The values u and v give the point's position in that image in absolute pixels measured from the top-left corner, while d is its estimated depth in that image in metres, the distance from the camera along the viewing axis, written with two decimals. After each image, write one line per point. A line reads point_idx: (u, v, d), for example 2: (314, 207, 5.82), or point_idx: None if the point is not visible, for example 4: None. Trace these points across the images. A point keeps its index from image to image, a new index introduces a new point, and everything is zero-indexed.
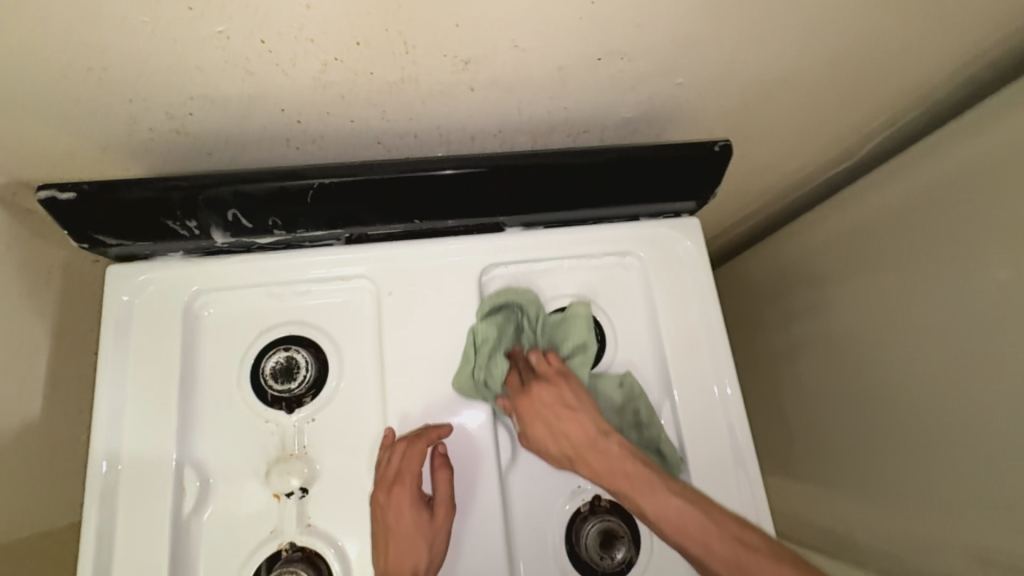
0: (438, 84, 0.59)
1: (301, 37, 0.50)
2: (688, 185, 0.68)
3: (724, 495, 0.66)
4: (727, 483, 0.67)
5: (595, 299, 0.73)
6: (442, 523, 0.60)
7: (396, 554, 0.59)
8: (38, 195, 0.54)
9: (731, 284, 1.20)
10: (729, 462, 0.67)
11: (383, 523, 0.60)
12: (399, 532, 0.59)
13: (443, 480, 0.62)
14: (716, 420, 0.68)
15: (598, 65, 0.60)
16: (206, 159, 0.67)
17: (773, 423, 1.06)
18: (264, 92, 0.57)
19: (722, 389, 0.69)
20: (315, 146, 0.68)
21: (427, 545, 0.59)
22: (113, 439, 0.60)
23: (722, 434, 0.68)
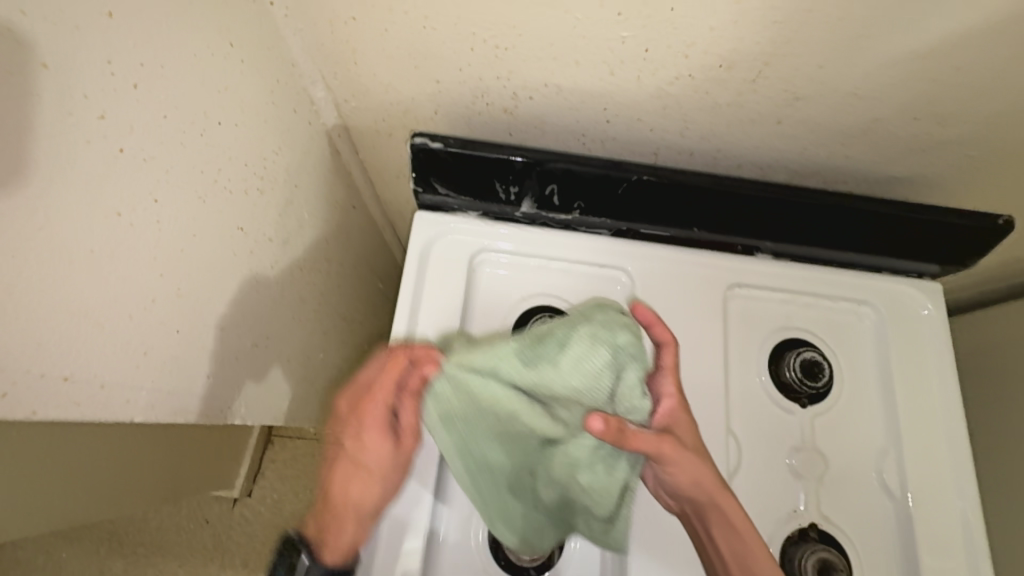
0: (756, 112, 0.66)
1: (685, 53, 0.58)
2: (952, 251, 0.72)
3: (944, 546, 0.68)
4: (948, 534, 0.68)
5: (826, 338, 0.76)
6: (379, 487, 0.55)
7: (355, 493, 0.54)
8: (415, 140, 0.66)
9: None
10: (953, 515, 0.69)
11: (344, 441, 0.55)
12: (352, 489, 0.54)
13: (377, 447, 0.54)
14: (940, 469, 0.70)
15: (910, 123, 0.65)
16: (508, 138, 0.77)
17: None
18: (607, 91, 0.65)
19: (947, 427, 0.72)
20: (602, 145, 0.76)
21: (349, 538, 0.55)
22: (400, 365, 0.67)
23: (945, 485, 0.70)
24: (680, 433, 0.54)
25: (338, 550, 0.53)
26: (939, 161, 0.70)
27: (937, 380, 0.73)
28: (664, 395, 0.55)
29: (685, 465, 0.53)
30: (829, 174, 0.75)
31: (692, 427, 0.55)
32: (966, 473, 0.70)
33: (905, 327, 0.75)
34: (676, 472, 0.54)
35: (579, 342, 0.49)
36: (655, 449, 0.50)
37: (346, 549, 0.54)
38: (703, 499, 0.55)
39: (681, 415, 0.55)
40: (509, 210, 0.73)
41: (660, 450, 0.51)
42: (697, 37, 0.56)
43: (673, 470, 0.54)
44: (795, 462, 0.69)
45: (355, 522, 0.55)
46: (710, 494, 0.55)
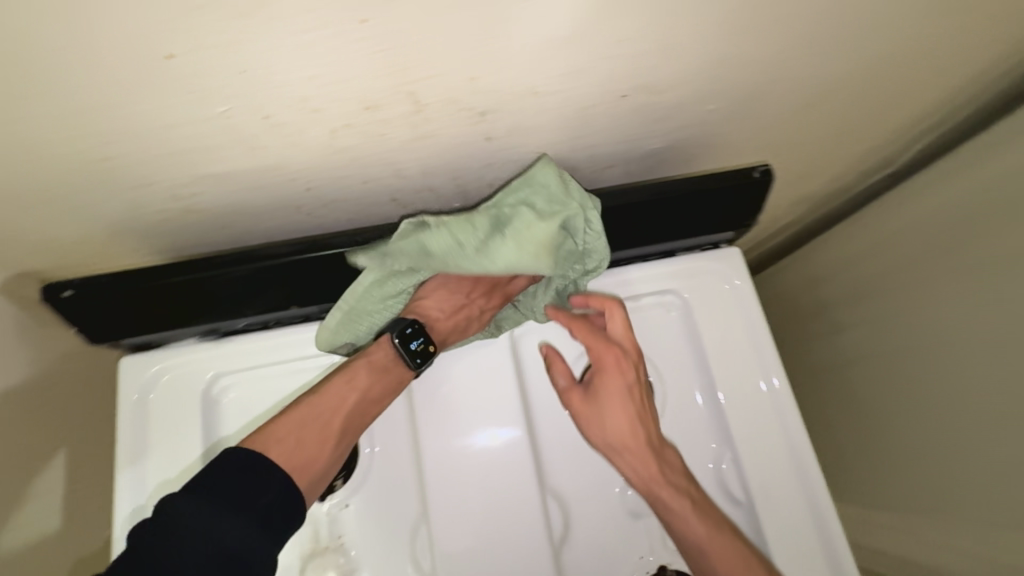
0: (454, 137, 0.55)
1: (309, 107, 0.46)
2: (726, 214, 0.65)
3: (795, 536, 0.60)
4: (796, 520, 0.61)
5: (636, 342, 0.67)
6: (471, 334, 0.64)
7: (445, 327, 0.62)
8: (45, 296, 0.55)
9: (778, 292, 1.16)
10: (797, 493, 0.62)
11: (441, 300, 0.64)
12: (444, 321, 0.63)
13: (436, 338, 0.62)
14: (776, 444, 0.63)
15: (623, 101, 0.55)
16: (220, 233, 0.64)
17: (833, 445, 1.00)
18: (271, 164, 0.54)
19: (769, 385, 0.64)
20: (327, 210, 0.65)
21: (358, 395, 0.58)
22: (139, 459, 0.58)
23: (783, 461, 0.63)
24: (632, 438, 0.59)
25: (368, 374, 0.59)
26: (686, 123, 0.62)
27: (760, 359, 0.65)
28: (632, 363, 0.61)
29: (593, 416, 0.60)
30: (586, 166, 0.67)
31: (620, 390, 0.60)
32: (801, 436, 0.63)
33: (715, 308, 0.67)
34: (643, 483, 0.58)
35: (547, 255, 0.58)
36: (598, 352, 0.61)
37: (381, 368, 0.60)
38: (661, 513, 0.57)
39: (614, 351, 0.61)
40: (231, 325, 0.61)
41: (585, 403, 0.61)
42: (305, 89, 0.44)
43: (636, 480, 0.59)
44: (631, 497, 0.61)
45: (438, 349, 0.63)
46: (719, 559, 0.54)
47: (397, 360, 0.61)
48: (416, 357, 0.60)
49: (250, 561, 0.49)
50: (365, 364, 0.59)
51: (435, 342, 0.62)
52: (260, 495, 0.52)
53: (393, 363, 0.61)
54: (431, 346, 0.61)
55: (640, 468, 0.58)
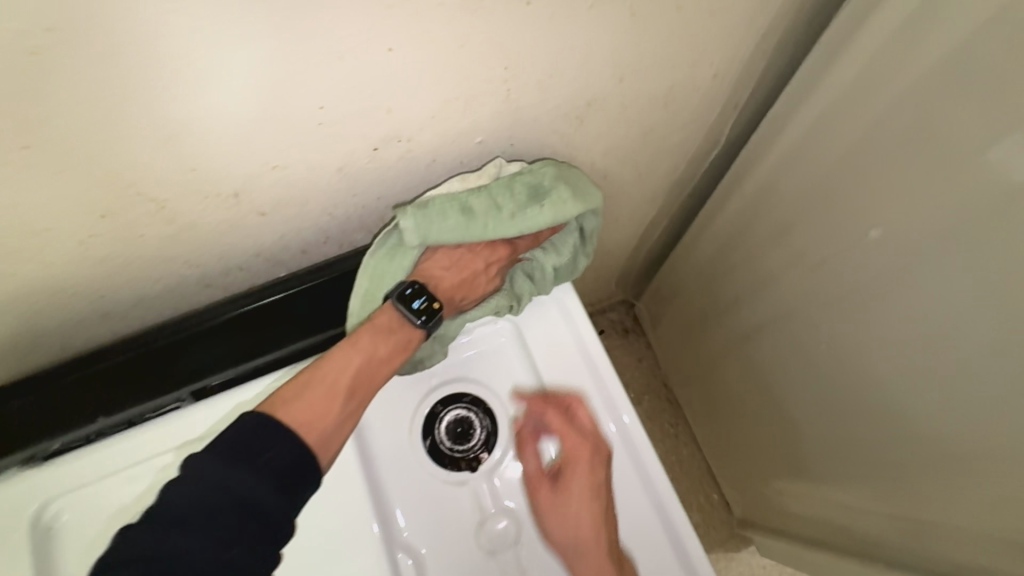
0: (223, 222, 0.56)
1: (35, 230, 0.47)
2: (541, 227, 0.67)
3: (651, 554, 0.61)
4: (651, 540, 0.61)
5: (474, 378, 0.67)
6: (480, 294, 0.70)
7: (452, 290, 0.69)
8: None
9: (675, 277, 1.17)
10: (649, 512, 0.62)
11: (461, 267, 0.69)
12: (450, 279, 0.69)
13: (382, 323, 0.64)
14: (623, 464, 0.63)
15: (377, 154, 0.56)
16: (32, 357, 0.64)
17: (765, 412, 1.02)
18: (40, 286, 0.54)
19: (618, 421, 0.64)
20: (138, 311, 0.64)
21: (365, 357, 0.62)
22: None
23: (633, 484, 0.62)
24: (592, 541, 0.59)
25: (352, 349, 0.62)
26: (468, 158, 0.64)
27: (596, 376, 0.65)
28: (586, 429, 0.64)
29: (556, 507, 0.61)
30: (392, 215, 0.68)
31: (586, 470, 0.62)
32: (649, 453, 0.63)
33: (546, 333, 0.67)
34: (591, 551, 0.59)
35: (563, 208, 0.63)
36: (575, 448, 0.62)
37: (385, 329, 0.63)
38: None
39: (553, 408, 0.64)
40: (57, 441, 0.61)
41: (552, 503, 0.61)
42: (15, 216, 0.44)
43: (576, 554, 0.59)
44: (487, 537, 0.61)
45: (451, 305, 0.69)
46: None
47: (400, 323, 0.64)
48: (421, 315, 0.64)
49: (264, 511, 0.53)
50: (361, 341, 0.62)
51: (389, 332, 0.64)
52: (272, 449, 0.55)
53: (399, 325, 0.64)
54: (435, 304, 0.65)
55: (593, 552, 0.59)
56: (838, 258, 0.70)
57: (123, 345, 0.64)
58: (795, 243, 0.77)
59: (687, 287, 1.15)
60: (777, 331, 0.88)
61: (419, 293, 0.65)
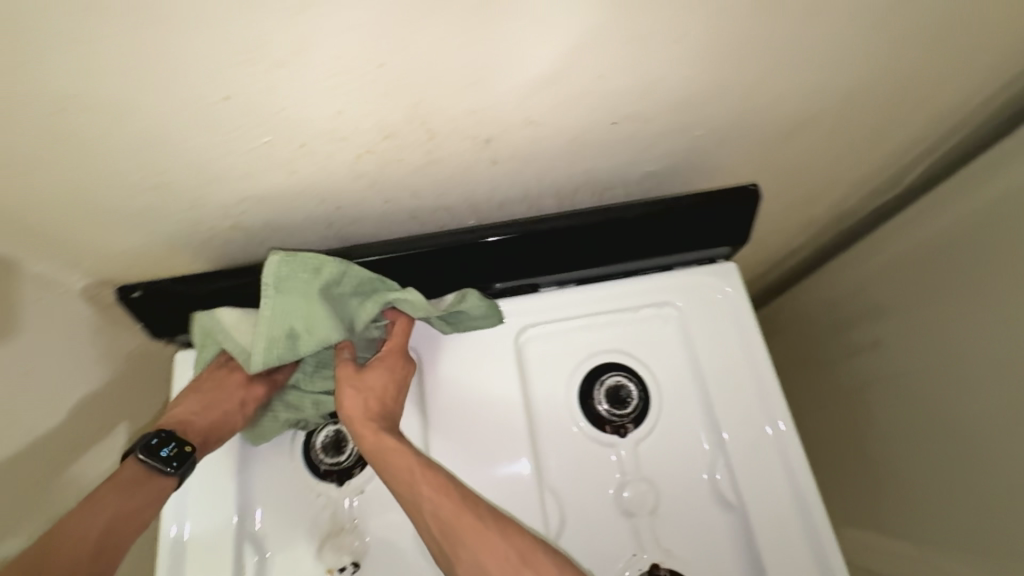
0: (463, 162, 0.63)
1: (337, 136, 0.55)
2: (725, 228, 0.70)
3: (788, 554, 0.61)
4: (789, 540, 0.61)
5: (634, 353, 0.71)
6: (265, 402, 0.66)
7: (217, 417, 0.63)
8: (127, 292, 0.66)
9: (791, 313, 1.16)
10: (791, 514, 0.62)
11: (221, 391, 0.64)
12: (208, 398, 0.63)
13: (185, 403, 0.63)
14: (772, 462, 0.64)
15: (614, 128, 0.61)
16: (262, 247, 0.74)
17: (851, 463, 1.00)
18: (307, 187, 0.62)
19: (774, 426, 0.65)
20: (355, 227, 0.73)
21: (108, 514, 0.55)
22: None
23: (779, 483, 0.63)
24: (419, 464, 0.57)
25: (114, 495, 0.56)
26: (679, 148, 0.68)
27: (759, 380, 0.67)
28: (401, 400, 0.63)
29: (390, 448, 0.58)
30: (586, 187, 0.73)
31: (411, 448, 0.58)
32: (800, 461, 0.63)
33: (711, 325, 0.70)
34: (430, 511, 0.55)
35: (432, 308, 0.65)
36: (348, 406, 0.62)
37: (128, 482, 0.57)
38: (448, 537, 0.54)
39: (396, 375, 0.64)
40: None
41: (372, 442, 0.59)
42: (332, 122, 0.53)
43: (438, 512, 0.55)
44: (627, 498, 0.64)
45: (222, 428, 0.63)
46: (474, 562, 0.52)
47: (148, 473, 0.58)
48: (170, 463, 0.58)
49: None
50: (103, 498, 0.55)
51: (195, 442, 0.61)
52: None
53: (142, 477, 0.58)
54: (185, 446, 0.59)
55: (415, 462, 0.57)
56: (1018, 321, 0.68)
57: (345, 251, 0.70)
58: (967, 296, 0.76)
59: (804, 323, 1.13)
60: (904, 381, 0.87)
61: (163, 442, 0.59)
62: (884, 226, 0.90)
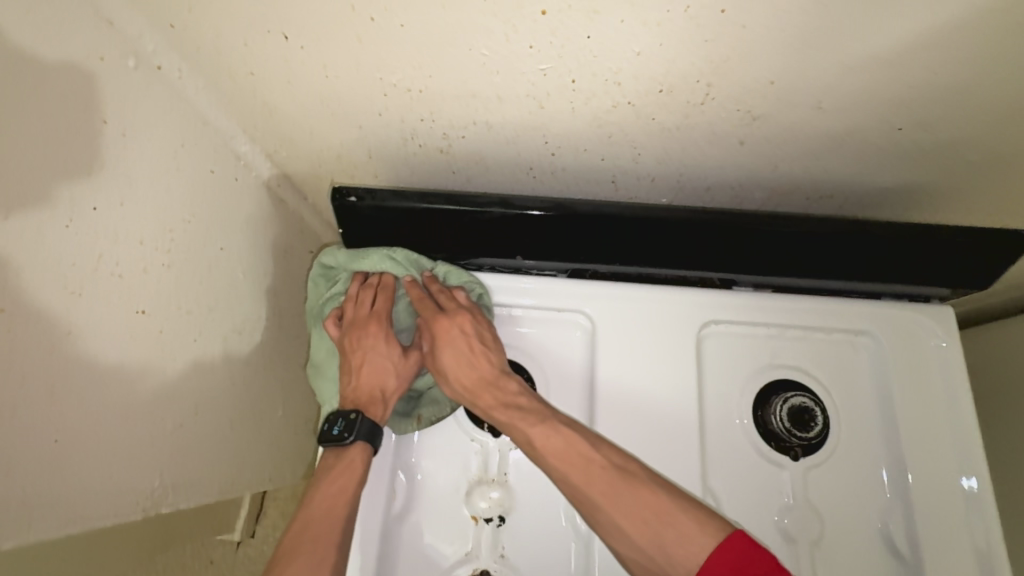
0: (710, 135, 0.58)
1: (612, 80, 0.51)
2: (973, 272, 0.63)
3: None
4: None
5: (820, 376, 0.67)
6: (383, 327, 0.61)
7: (368, 385, 0.60)
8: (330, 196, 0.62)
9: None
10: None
11: (360, 350, 0.60)
12: (366, 375, 0.60)
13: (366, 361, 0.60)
14: (959, 521, 0.60)
15: (895, 133, 0.56)
16: (452, 178, 0.71)
17: None
18: (542, 124, 0.59)
19: (966, 480, 0.61)
20: (552, 177, 0.69)
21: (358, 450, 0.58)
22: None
23: (962, 546, 0.59)
24: (528, 415, 0.57)
25: (352, 459, 0.58)
26: (935, 170, 0.61)
27: (957, 440, 0.63)
28: (511, 378, 0.60)
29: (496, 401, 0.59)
30: (808, 191, 0.67)
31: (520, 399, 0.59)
32: (988, 526, 0.60)
33: (916, 368, 0.65)
34: (558, 479, 0.55)
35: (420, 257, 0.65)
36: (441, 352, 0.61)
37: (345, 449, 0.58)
38: (592, 506, 0.53)
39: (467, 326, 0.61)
40: (449, 254, 0.67)
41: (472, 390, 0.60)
42: (621, 62, 0.49)
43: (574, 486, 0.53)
44: (788, 523, 0.61)
45: (378, 403, 0.60)
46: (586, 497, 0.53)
47: (342, 448, 0.58)
48: (344, 435, 0.58)
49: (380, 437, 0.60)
50: (329, 455, 0.59)
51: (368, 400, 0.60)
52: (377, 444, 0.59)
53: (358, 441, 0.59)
54: (349, 414, 0.59)
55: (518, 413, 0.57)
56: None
57: (558, 200, 0.63)
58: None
59: None
60: None
61: (332, 419, 0.59)
62: None
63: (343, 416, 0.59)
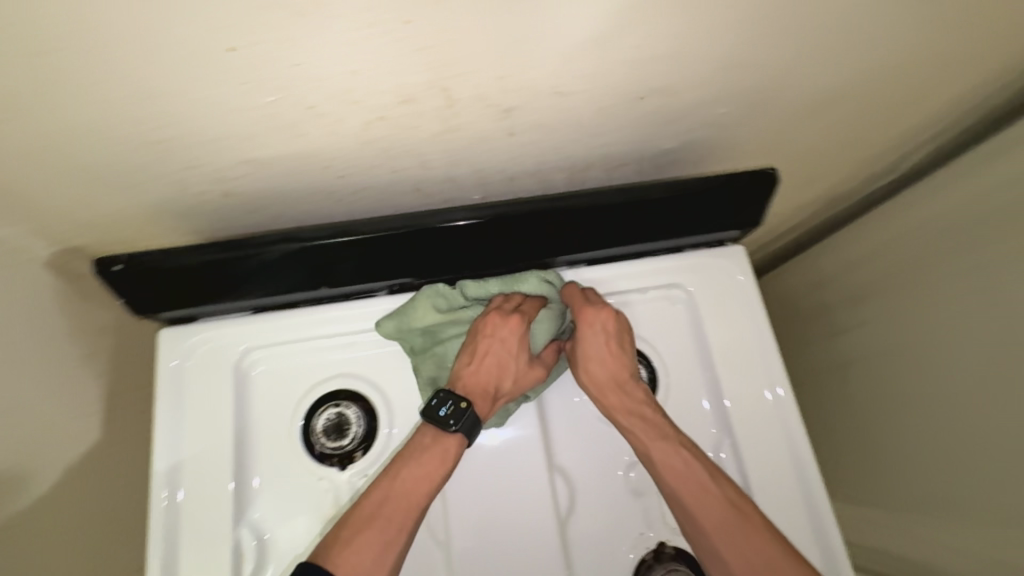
0: (479, 132, 0.59)
1: (349, 99, 0.50)
2: (744, 213, 0.69)
3: (788, 520, 0.64)
4: (787, 506, 0.64)
5: (641, 333, 0.71)
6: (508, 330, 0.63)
7: (482, 381, 0.63)
8: (96, 267, 0.59)
9: (771, 293, 1.18)
10: (790, 479, 0.65)
11: (485, 342, 0.63)
12: (477, 374, 0.63)
13: (484, 354, 0.63)
14: (773, 430, 0.66)
15: (639, 103, 0.58)
16: (254, 216, 0.68)
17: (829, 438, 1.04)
18: (310, 151, 0.57)
19: (774, 391, 0.67)
20: (356, 196, 0.68)
21: (427, 437, 0.61)
22: (174, 434, 0.62)
23: (780, 452, 0.66)
24: (660, 425, 0.62)
25: (411, 457, 0.59)
26: (697, 127, 0.66)
27: (766, 363, 0.68)
28: (639, 385, 0.64)
29: (620, 406, 0.63)
30: (601, 164, 0.70)
31: (647, 407, 0.63)
32: (798, 425, 0.66)
33: (719, 306, 0.70)
34: (668, 482, 0.60)
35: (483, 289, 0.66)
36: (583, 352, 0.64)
37: (424, 440, 0.60)
38: (682, 505, 0.59)
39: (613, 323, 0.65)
40: (256, 300, 0.66)
41: (605, 394, 0.64)
42: (347, 82, 0.48)
43: (673, 476, 0.60)
44: (634, 478, 0.65)
45: (487, 398, 0.62)
46: (682, 499, 0.59)
47: (439, 434, 0.60)
48: (448, 421, 0.60)
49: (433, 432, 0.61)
50: (426, 434, 0.61)
51: (476, 392, 0.62)
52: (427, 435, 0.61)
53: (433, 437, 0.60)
54: (462, 402, 0.60)
55: (636, 418, 0.62)
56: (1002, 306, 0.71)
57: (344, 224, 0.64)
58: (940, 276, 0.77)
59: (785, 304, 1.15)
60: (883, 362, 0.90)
61: (441, 399, 0.61)
62: (876, 210, 0.92)
63: (453, 401, 0.61)
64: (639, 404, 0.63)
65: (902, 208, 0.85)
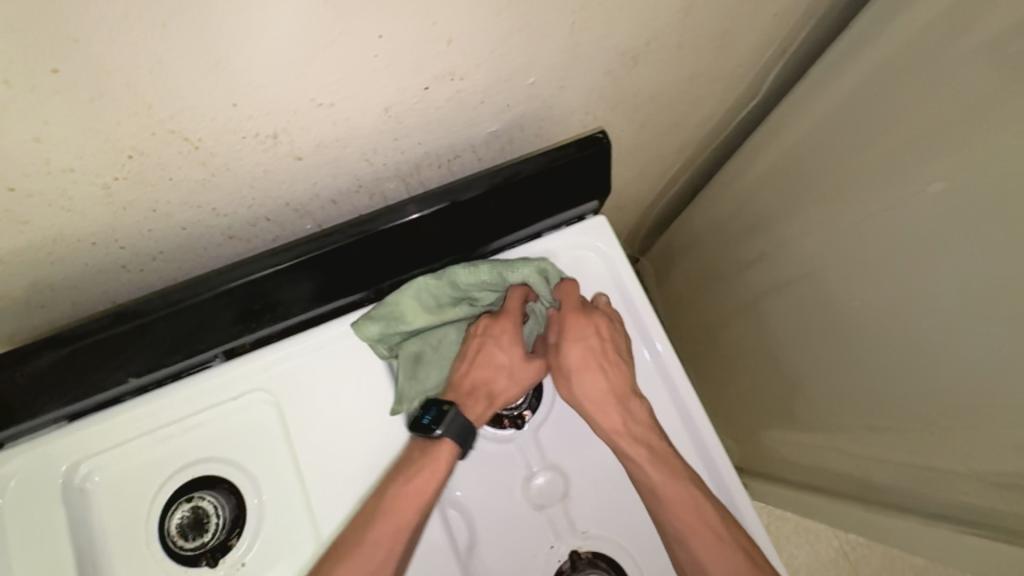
0: (257, 166, 0.51)
1: (57, 169, 0.42)
2: (583, 182, 0.64)
3: None
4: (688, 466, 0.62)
5: None
6: (502, 336, 0.60)
7: (474, 384, 0.59)
8: None
9: (683, 239, 1.14)
10: (686, 438, 0.62)
11: (480, 341, 0.61)
12: (467, 376, 0.60)
13: (478, 356, 0.60)
14: (658, 393, 0.63)
15: (427, 94, 0.51)
16: (44, 313, 0.58)
17: (762, 373, 1.01)
18: (56, 234, 0.48)
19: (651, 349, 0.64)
20: (159, 263, 0.58)
21: (424, 450, 0.57)
22: None
23: (670, 414, 0.63)
24: (638, 421, 0.59)
25: (416, 460, 0.56)
26: (518, 101, 0.59)
27: (636, 325, 0.65)
28: (642, 402, 0.61)
29: (597, 405, 0.59)
30: (430, 162, 0.62)
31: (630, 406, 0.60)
32: (681, 376, 0.64)
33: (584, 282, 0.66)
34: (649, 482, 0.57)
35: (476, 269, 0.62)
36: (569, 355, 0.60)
37: (427, 443, 0.57)
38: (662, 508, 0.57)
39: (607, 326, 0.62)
40: (68, 407, 0.59)
41: (589, 396, 0.59)
42: (39, 151, 0.40)
43: (672, 505, 0.57)
44: (534, 490, 0.61)
45: (478, 402, 0.59)
46: (666, 502, 0.57)
47: (431, 443, 0.57)
48: (434, 427, 0.56)
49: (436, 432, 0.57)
50: (415, 448, 0.58)
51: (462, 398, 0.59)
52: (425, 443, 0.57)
53: (425, 450, 0.57)
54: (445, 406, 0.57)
55: (616, 413, 0.59)
56: (882, 212, 0.67)
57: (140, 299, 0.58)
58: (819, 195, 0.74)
59: (697, 248, 1.11)
60: (792, 290, 0.87)
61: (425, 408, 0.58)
62: (752, 137, 0.87)
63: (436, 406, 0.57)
64: (624, 402, 0.60)
65: (773, 131, 0.80)
